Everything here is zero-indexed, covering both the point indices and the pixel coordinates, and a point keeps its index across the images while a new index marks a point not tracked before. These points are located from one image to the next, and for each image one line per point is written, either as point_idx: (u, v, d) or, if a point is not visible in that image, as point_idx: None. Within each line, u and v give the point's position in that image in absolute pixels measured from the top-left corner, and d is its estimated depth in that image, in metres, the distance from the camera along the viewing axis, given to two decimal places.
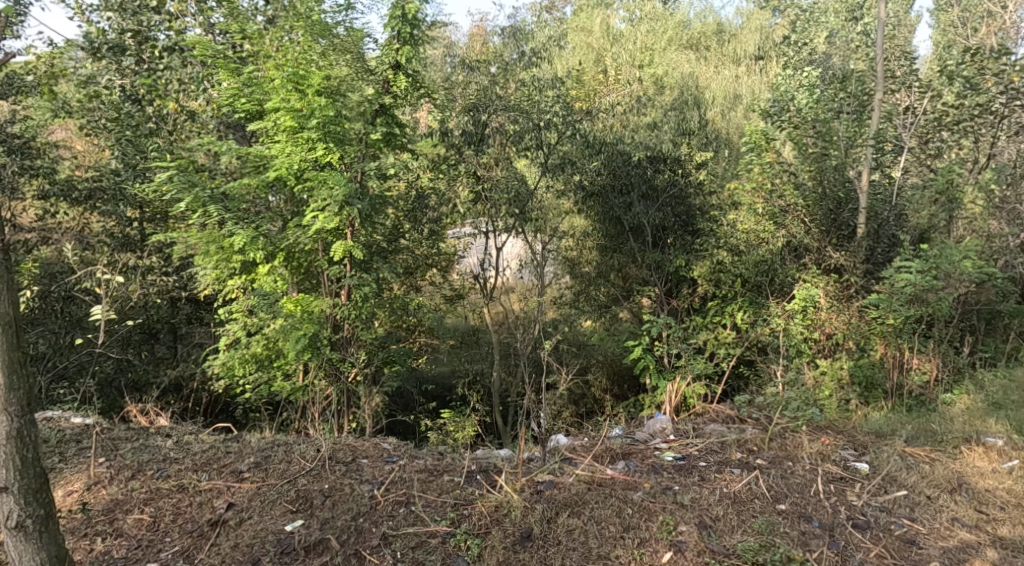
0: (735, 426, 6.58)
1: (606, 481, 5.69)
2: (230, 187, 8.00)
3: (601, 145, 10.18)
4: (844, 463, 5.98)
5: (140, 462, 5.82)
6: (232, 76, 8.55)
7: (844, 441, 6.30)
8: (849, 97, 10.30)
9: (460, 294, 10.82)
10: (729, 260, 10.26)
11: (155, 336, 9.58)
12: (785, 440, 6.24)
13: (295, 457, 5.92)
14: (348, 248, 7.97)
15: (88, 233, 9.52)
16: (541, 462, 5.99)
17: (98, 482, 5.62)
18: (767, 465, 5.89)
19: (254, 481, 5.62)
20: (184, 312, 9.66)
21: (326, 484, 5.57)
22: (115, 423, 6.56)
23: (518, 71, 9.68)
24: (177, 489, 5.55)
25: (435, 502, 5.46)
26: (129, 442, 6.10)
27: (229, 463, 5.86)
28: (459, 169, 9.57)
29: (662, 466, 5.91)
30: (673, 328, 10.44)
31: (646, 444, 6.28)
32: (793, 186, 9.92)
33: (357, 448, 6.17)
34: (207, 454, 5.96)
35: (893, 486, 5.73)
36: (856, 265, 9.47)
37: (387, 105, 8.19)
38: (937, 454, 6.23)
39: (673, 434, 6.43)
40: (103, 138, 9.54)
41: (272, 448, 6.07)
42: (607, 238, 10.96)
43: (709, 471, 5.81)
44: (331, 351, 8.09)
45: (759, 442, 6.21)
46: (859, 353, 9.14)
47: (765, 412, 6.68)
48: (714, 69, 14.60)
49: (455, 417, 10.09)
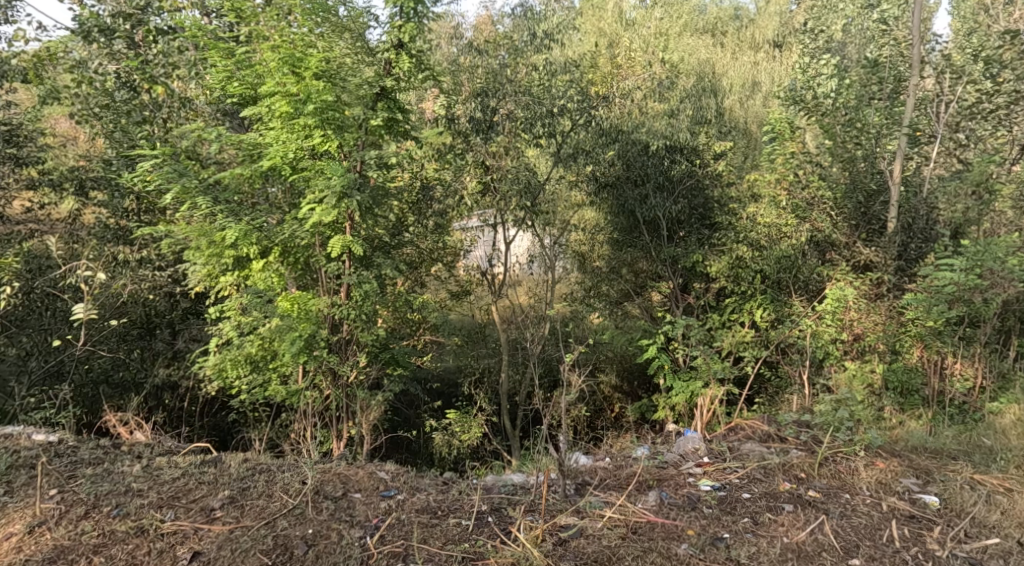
0: (776, 446, 6.13)
1: (641, 526, 5.16)
2: (223, 177, 7.51)
3: (616, 134, 9.63)
4: (910, 497, 5.49)
5: (96, 496, 5.30)
6: (222, 57, 7.96)
7: (904, 468, 5.82)
8: (887, 78, 9.49)
9: (466, 290, 10.20)
10: (748, 256, 9.71)
11: (151, 334, 8.88)
12: (837, 466, 5.79)
13: (277, 491, 5.43)
14: (347, 244, 7.37)
15: (81, 225, 9.03)
16: (565, 496, 5.48)
17: (44, 522, 5.09)
18: (822, 500, 5.43)
19: (226, 523, 5.12)
20: (181, 306, 9.05)
21: (310, 529, 5.07)
22: (83, 441, 6.04)
23: (529, 54, 9.20)
24: (135, 532, 5.03)
25: (439, 554, 4.93)
26: (91, 467, 5.61)
27: (200, 497, 5.35)
28: (466, 158, 9.08)
29: (698, 498, 5.44)
30: (694, 328, 9.53)
31: (678, 469, 5.83)
32: (819, 178, 9.46)
33: (350, 478, 5.65)
34: (177, 485, 5.44)
35: (978, 530, 5.17)
36: (887, 261, 8.96)
37: (388, 88, 7.51)
38: (1012, 482, 5.65)
39: (707, 455, 6.02)
40: (101, 126, 8.92)
41: (252, 478, 5.57)
42: (621, 233, 10.44)
43: (755, 507, 5.35)
44: (326, 356, 7.52)
45: (807, 468, 5.75)
46: (891, 356, 8.61)
47: (812, 433, 6.22)
48: (732, 56, 14.14)
49: (461, 418, 9.72)
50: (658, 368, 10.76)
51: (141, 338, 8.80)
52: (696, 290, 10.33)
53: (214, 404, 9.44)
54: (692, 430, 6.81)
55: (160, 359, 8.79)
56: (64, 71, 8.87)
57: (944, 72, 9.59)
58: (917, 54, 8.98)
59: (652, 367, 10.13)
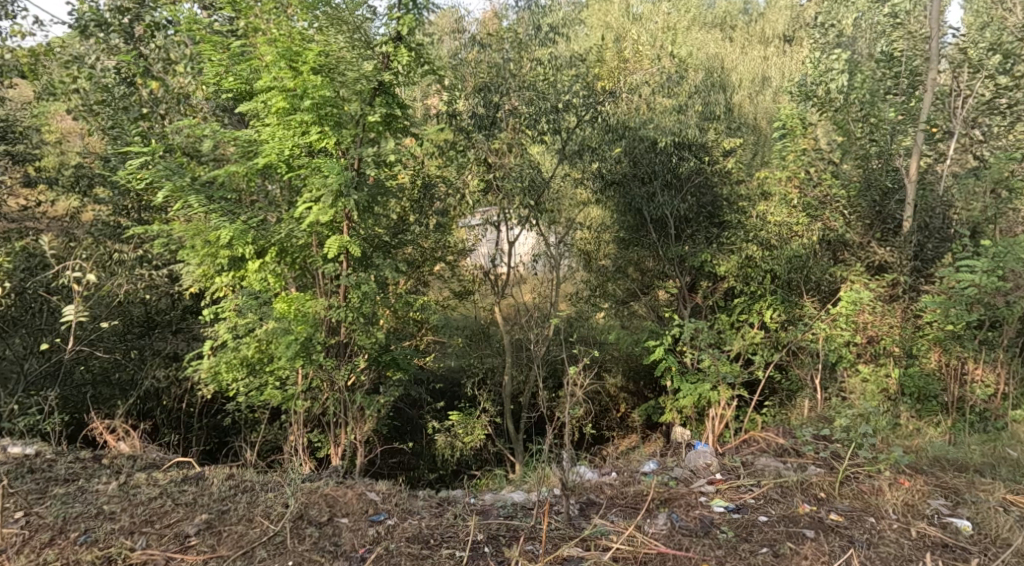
0: (793, 461, 5.94)
1: (651, 558, 4.90)
2: (216, 174, 7.26)
3: (623, 130, 9.38)
4: (939, 521, 5.24)
5: (64, 520, 5.06)
6: (214, 51, 7.70)
7: (932, 487, 5.57)
8: (903, 74, 9.34)
9: (469, 290, 9.84)
10: (759, 256, 9.40)
11: (151, 333, 8.67)
12: (860, 485, 5.55)
13: (258, 515, 5.21)
14: (344, 244, 7.12)
15: (79, 223, 8.73)
16: (569, 520, 5.23)
17: (8, 549, 4.86)
18: (844, 523, 5.19)
19: (201, 552, 4.89)
20: (178, 308, 8.82)
21: (291, 561, 4.84)
22: (60, 456, 5.83)
23: (534, 48, 8.93)
24: (103, 561, 4.80)
25: None
26: (63, 486, 5.41)
27: (175, 522, 5.12)
28: (468, 156, 8.87)
29: (711, 521, 5.22)
30: (703, 331, 9.27)
31: (689, 488, 5.62)
32: (831, 176, 9.41)
33: (337, 500, 5.42)
34: (152, 507, 5.23)
35: (1012, 557, 4.92)
36: (903, 262, 8.73)
37: (387, 82, 7.16)
38: None
39: (719, 472, 5.82)
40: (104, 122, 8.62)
41: (232, 499, 5.37)
42: (627, 230, 10.11)
43: (775, 533, 5.09)
44: (323, 360, 7.29)
45: (828, 487, 5.53)
46: (908, 360, 8.37)
47: (831, 450, 6.00)
48: (741, 50, 13.88)
49: (465, 419, 9.48)
50: (665, 370, 10.51)
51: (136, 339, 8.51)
52: (705, 290, 10.04)
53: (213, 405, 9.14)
54: (704, 443, 6.61)
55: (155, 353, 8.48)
56: (60, 66, 8.65)
57: (961, 66, 9.21)
58: (936, 50, 8.67)
59: (659, 368, 9.89)
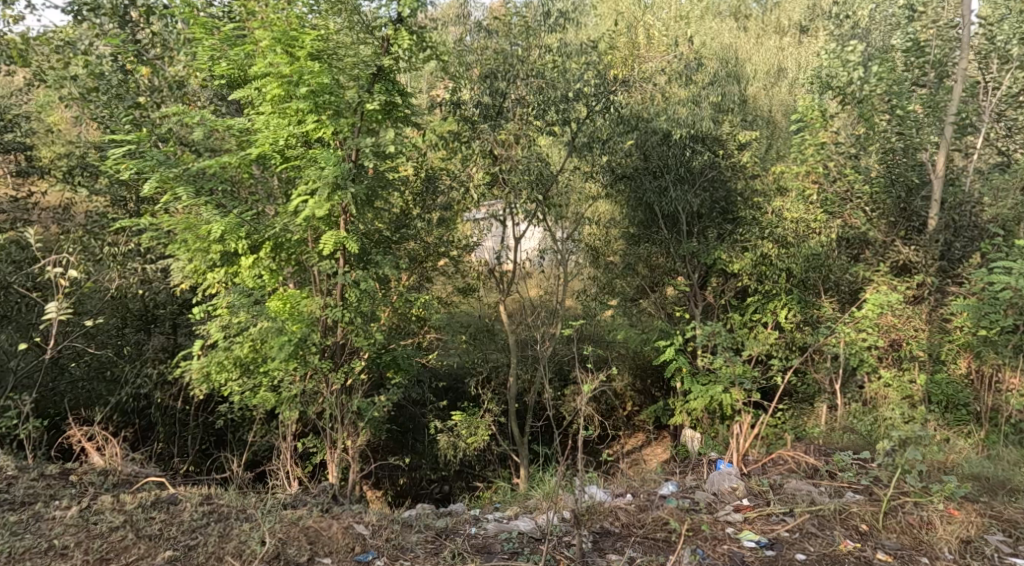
0: (831, 487, 5.54)
1: None
2: (205, 165, 6.85)
3: (636, 122, 9.06)
4: (1000, 561, 4.85)
5: (9, 556, 4.69)
6: (204, 34, 7.29)
7: (990, 520, 5.16)
8: (930, 66, 8.89)
9: (472, 287, 9.25)
10: (775, 253, 9.12)
11: (154, 323, 8.43)
12: (907, 518, 5.15)
13: (227, 553, 4.82)
14: (341, 240, 6.72)
15: (71, 214, 8.37)
16: (582, 556, 4.84)
17: None
18: (892, 563, 4.84)
19: None
20: (177, 301, 8.50)
21: None
22: (23, 476, 5.48)
23: (543, 35, 8.45)
24: None
25: None
26: (18, 512, 5.05)
27: (135, 560, 4.75)
28: (473, 148, 8.36)
29: (743, 559, 4.86)
30: (720, 335, 8.81)
31: (715, 517, 5.24)
32: (853, 170, 8.94)
33: (320, 535, 5.03)
34: (112, 541, 4.86)
35: None
36: (929, 263, 8.43)
37: (386, 67, 6.75)
38: None
39: (747, 497, 5.44)
40: (104, 114, 8.18)
41: (201, 533, 4.99)
42: (638, 226, 9.96)
43: None
44: (317, 362, 6.93)
45: (870, 519, 5.15)
46: (935, 366, 8.12)
47: (873, 478, 5.58)
48: (756, 40, 13.47)
49: (468, 419, 9.06)
50: (676, 370, 10.14)
51: (121, 337, 8.12)
52: (719, 289, 9.89)
53: (208, 403, 8.64)
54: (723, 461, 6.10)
55: (150, 346, 8.20)
56: (49, 49, 8.16)
57: (989, 57, 8.82)
58: (967, 39, 8.25)
59: (669, 369, 9.60)
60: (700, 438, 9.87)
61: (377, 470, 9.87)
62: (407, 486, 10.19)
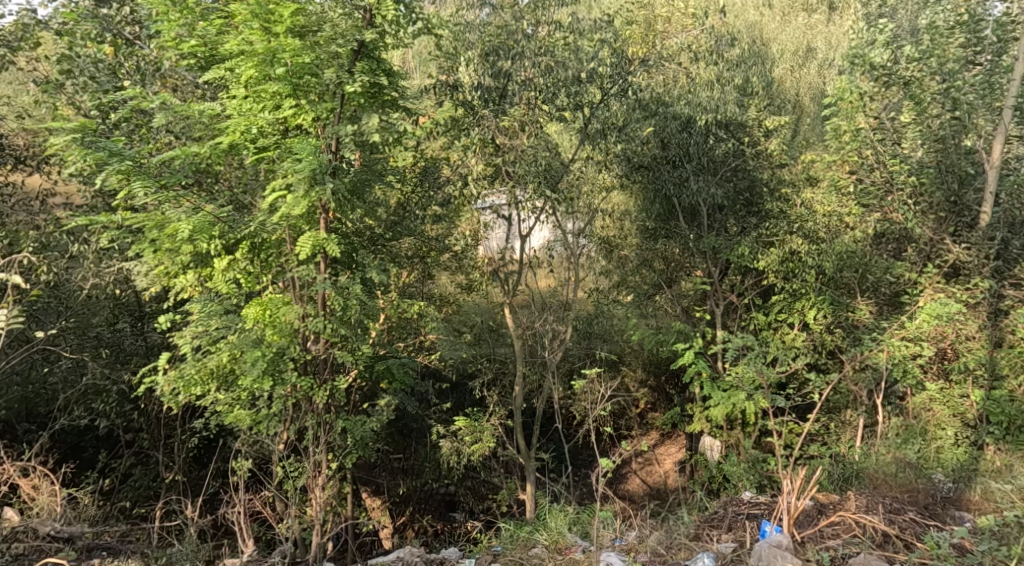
0: None
1: None
2: (169, 155, 6.02)
3: (657, 107, 8.19)
4: None
5: None
6: (171, 6, 6.39)
7: None
8: (985, 45, 7.95)
9: (473, 285, 8.38)
10: (805, 250, 8.37)
11: (145, 319, 7.62)
12: None
13: None
14: (320, 243, 5.98)
15: (48, 209, 7.65)
16: None
17: None
18: None
19: None
20: (163, 299, 7.71)
21: None
22: None
23: (553, 9, 7.59)
24: None
25: None
26: None
27: None
28: (471, 136, 7.33)
29: None
30: (754, 350, 7.78)
31: None
32: (897, 159, 8.11)
33: None
34: None
35: None
36: (982, 262, 7.79)
37: (369, 43, 5.99)
38: None
39: None
40: (81, 99, 7.37)
41: None
42: (655, 220, 9.18)
43: None
44: (295, 380, 6.22)
45: None
46: (992, 381, 7.51)
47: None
48: (783, 16, 12.53)
49: (472, 424, 8.21)
50: (694, 376, 9.37)
51: (112, 333, 7.48)
52: (741, 287, 9.12)
53: (195, 412, 7.92)
54: (769, 522, 5.26)
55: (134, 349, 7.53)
56: (16, 29, 7.39)
57: None
58: None
59: (689, 374, 8.82)
60: (720, 448, 9.33)
61: (375, 478, 9.15)
62: (408, 494, 9.53)
